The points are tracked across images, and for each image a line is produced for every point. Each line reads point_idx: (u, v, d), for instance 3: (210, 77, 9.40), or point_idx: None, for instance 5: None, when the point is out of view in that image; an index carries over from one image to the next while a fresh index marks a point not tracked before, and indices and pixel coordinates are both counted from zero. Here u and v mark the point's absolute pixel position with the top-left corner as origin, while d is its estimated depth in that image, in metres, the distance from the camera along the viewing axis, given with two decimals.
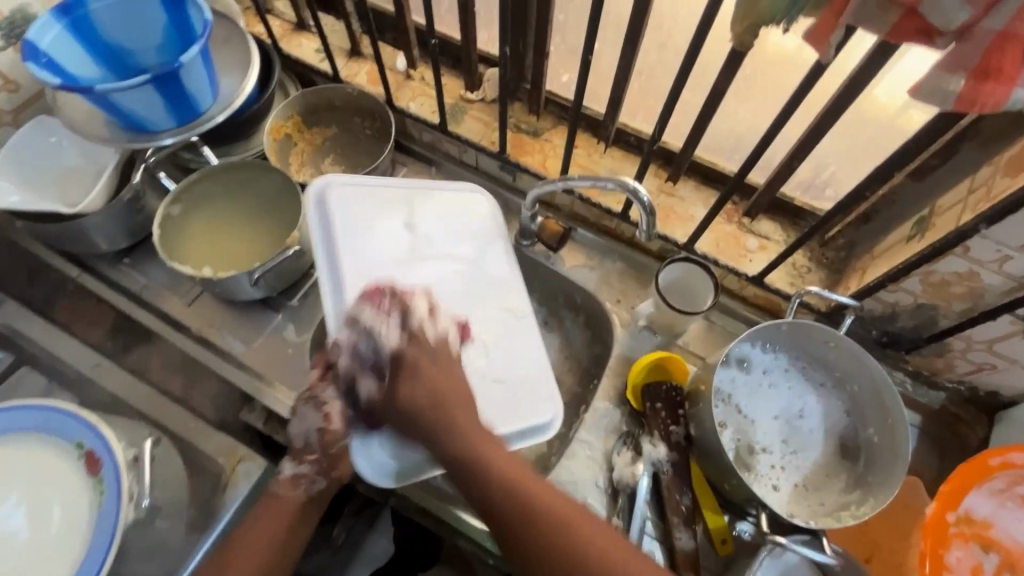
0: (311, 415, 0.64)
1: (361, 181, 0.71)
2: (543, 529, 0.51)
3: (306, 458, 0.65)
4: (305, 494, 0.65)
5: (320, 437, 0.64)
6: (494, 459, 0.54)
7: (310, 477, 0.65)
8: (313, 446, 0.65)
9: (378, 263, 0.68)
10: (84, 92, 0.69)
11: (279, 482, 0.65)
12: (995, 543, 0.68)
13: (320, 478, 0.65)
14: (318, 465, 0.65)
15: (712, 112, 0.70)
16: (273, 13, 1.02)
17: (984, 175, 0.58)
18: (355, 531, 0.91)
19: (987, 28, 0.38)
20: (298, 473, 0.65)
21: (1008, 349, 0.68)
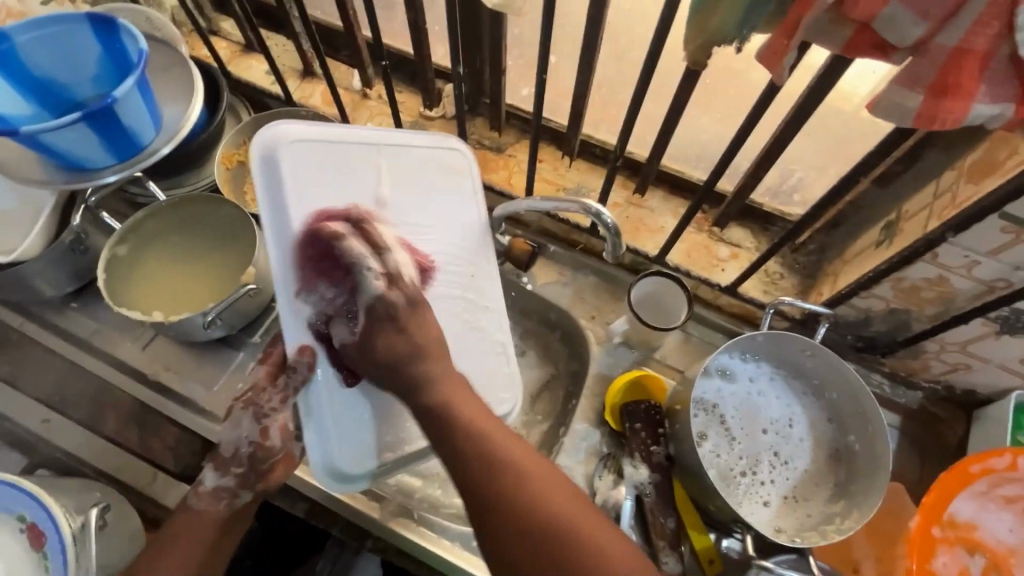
0: (247, 423, 0.59)
1: (317, 135, 0.56)
2: (516, 491, 0.44)
3: (231, 471, 0.60)
4: (228, 509, 0.60)
5: (252, 451, 0.60)
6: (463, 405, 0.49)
7: (233, 493, 0.60)
8: (241, 459, 0.60)
9: (331, 238, 0.55)
10: (11, 135, 0.64)
11: (197, 493, 0.60)
12: (980, 545, 0.68)
13: (244, 491, 0.61)
14: (244, 478, 0.60)
15: (674, 124, 0.68)
16: (219, 35, 0.98)
17: (948, 180, 0.57)
18: (341, 560, 0.80)
19: (942, 44, 0.36)
20: (221, 485, 0.60)
21: (982, 350, 0.67)
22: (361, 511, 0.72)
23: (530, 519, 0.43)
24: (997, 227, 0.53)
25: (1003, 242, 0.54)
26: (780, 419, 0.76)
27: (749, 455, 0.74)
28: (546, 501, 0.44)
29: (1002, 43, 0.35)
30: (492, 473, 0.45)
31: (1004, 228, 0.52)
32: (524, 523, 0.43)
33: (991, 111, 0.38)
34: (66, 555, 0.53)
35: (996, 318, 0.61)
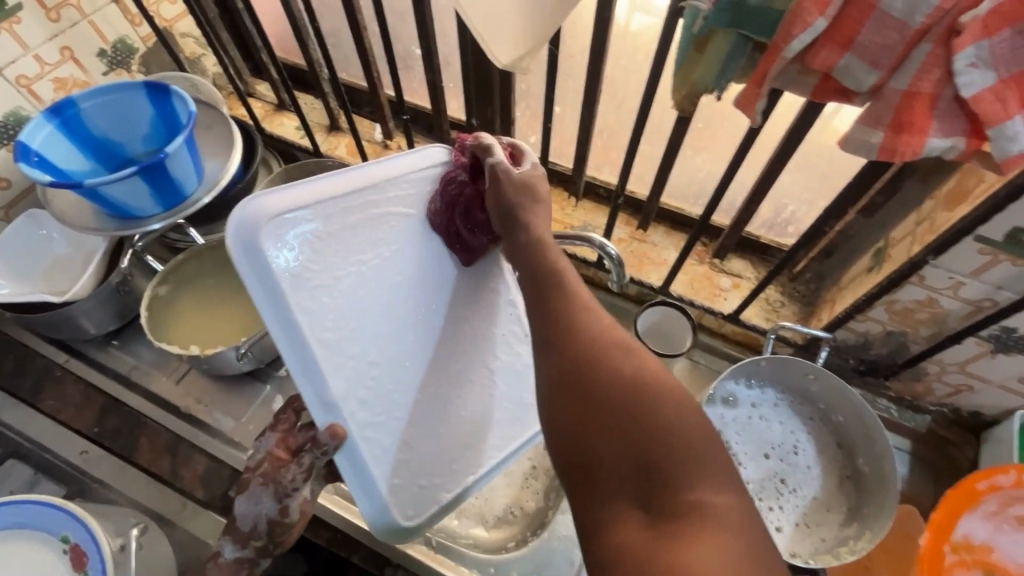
0: (266, 499, 0.52)
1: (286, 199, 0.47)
2: (586, 329, 0.43)
3: (250, 543, 0.54)
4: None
5: (272, 526, 0.53)
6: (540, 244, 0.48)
7: (253, 562, 0.56)
8: (260, 532, 0.54)
9: (373, 298, 0.52)
10: (73, 187, 0.71)
11: (218, 564, 0.56)
12: (999, 568, 0.68)
13: (266, 559, 0.56)
14: (263, 549, 0.55)
15: (670, 165, 0.75)
16: (255, 96, 1.08)
17: (928, 208, 0.62)
18: None
19: (893, 88, 0.42)
20: (240, 558, 0.56)
21: (980, 369, 0.70)
22: (381, 538, 0.74)
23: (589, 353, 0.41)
24: (975, 249, 0.56)
25: (983, 263, 0.57)
26: (786, 444, 0.78)
27: (759, 481, 0.75)
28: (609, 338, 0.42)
29: (945, 87, 0.41)
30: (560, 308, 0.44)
31: (981, 250, 0.56)
32: (583, 365, 0.41)
33: (945, 143, 0.43)
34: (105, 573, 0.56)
35: (989, 336, 0.64)
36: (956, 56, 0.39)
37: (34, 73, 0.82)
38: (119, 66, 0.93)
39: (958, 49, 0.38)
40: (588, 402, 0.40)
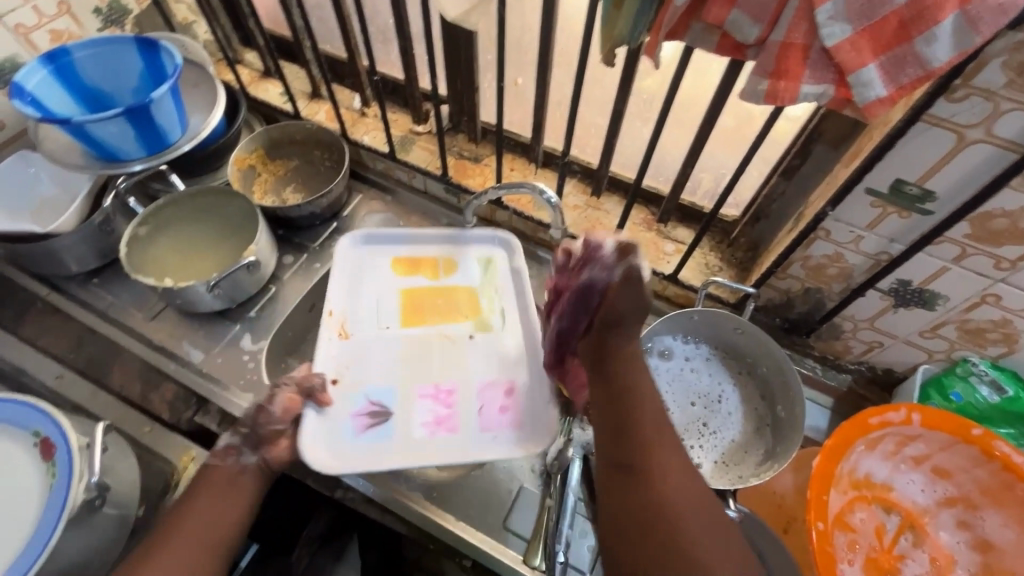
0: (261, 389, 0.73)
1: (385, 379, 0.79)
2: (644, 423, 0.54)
3: (239, 430, 0.70)
4: (235, 464, 0.67)
5: (256, 412, 0.71)
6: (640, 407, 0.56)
7: (240, 450, 0.68)
8: (247, 419, 0.71)
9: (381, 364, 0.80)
10: (62, 124, 0.77)
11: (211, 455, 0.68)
12: (895, 505, 0.75)
13: (249, 449, 0.69)
14: (248, 437, 0.69)
15: (616, 130, 0.81)
16: (243, 64, 1.14)
17: (835, 170, 0.69)
18: (320, 559, 0.94)
19: (774, 40, 0.49)
20: (228, 444, 0.68)
21: (887, 324, 0.77)
22: None
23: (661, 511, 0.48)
24: (867, 202, 0.64)
25: (876, 216, 0.65)
26: (712, 395, 0.85)
27: (685, 423, 0.82)
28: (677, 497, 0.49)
29: (813, 38, 0.48)
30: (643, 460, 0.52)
31: (872, 204, 0.63)
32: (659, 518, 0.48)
33: (816, 89, 0.50)
34: (71, 461, 0.61)
35: (889, 290, 0.71)
36: (817, 9, 0.46)
37: (32, 23, 0.88)
38: (113, 25, 0.99)
39: (819, 3, 0.45)
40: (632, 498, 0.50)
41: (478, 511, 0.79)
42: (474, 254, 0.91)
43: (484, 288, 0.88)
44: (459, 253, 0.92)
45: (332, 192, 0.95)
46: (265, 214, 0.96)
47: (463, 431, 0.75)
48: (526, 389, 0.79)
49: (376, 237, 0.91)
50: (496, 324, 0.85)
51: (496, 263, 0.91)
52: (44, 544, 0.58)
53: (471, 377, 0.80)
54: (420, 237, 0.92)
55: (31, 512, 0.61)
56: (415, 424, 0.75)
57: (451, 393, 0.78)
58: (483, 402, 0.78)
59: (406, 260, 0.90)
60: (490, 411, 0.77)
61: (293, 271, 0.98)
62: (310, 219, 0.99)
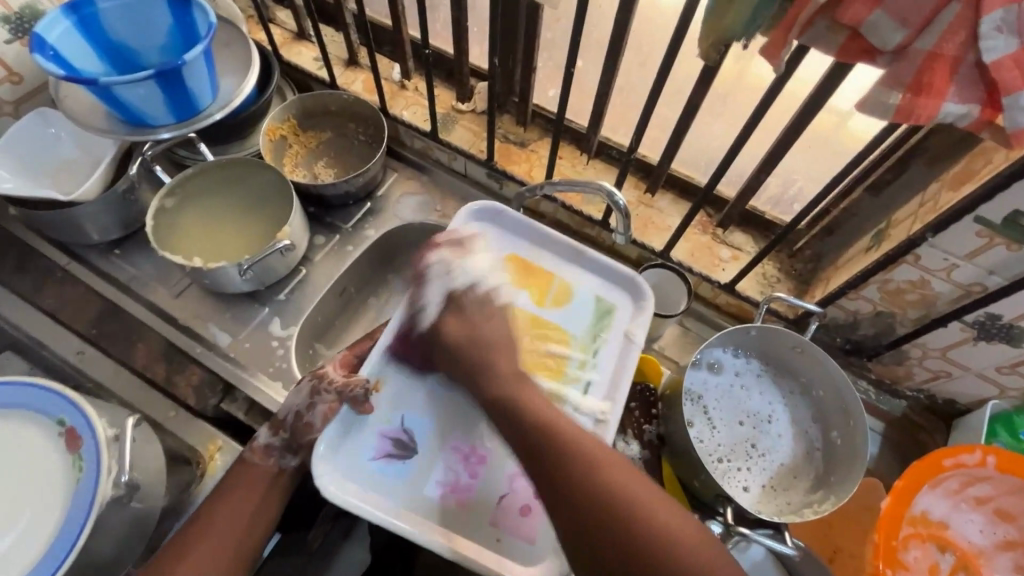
0: (305, 393, 0.69)
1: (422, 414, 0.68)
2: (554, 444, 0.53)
3: (280, 433, 0.69)
4: (275, 466, 0.68)
5: (297, 421, 0.68)
6: (535, 415, 0.55)
7: (281, 452, 0.69)
8: (288, 426, 0.69)
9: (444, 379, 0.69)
10: (87, 84, 0.70)
11: (252, 450, 0.69)
12: (951, 544, 0.71)
13: (290, 454, 0.69)
14: (288, 442, 0.69)
15: (686, 127, 0.75)
16: (275, 23, 1.06)
17: (932, 190, 0.63)
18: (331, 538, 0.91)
19: (919, 47, 0.42)
20: (271, 443, 0.69)
21: (960, 356, 0.72)
22: None
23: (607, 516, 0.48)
24: (972, 231, 0.58)
25: (979, 246, 0.59)
26: (762, 415, 0.81)
27: (731, 444, 0.78)
28: (615, 479, 0.50)
29: (968, 50, 0.41)
30: (571, 478, 0.50)
31: (978, 233, 0.58)
32: (614, 526, 0.48)
33: (960, 109, 0.44)
34: (99, 456, 0.58)
35: (973, 322, 0.66)
36: (983, 18, 0.39)
37: None
38: None
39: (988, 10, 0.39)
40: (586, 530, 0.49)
41: None
42: (595, 291, 0.73)
43: (586, 343, 0.70)
44: (575, 280, 0.74)
45: (370, 172, 0.89)
46: (296, 190, 0.90)
47: (470, 516, 0.64)
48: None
49: (500, 218, 0.76)
50: (574, 402, 0.66)
51: (614, 317, 0.72)
52: (72, 542, 0.56)
53: (506, 460, 0.67)
54: (545, 242, 0.75)
55: (56, 505, 0.59)
56: (429, 480, 0.65)
57: (481, 463, 0.67)
58: (503, 491, 0.66)
59: (522, 261, 0.74)
60: (506, 509, 0.65)
61: (324, 253, 0.92)
62: (343, 199, 0.93)
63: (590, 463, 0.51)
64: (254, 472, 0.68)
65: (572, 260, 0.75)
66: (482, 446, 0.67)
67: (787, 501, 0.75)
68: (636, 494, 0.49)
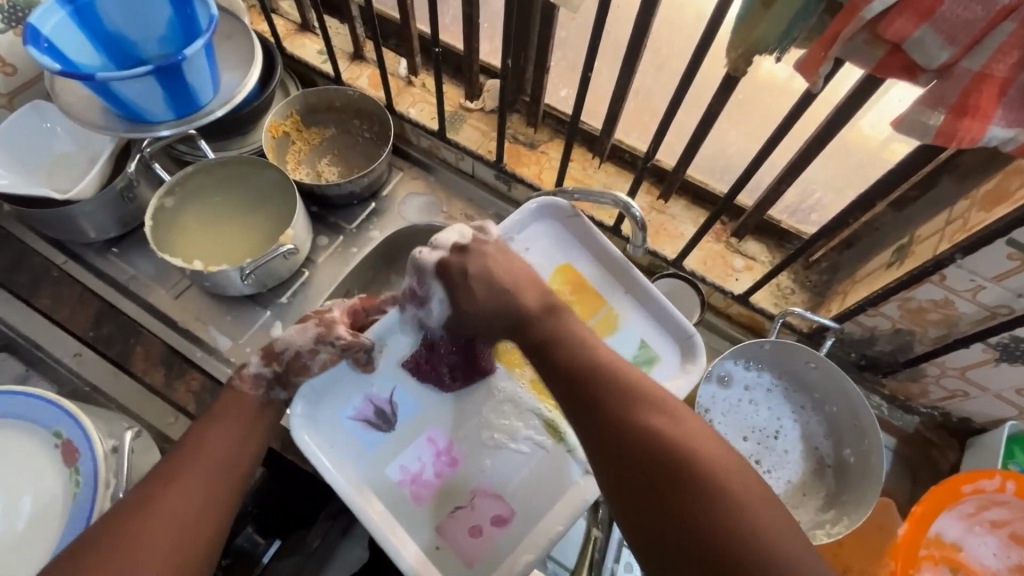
0: (308, 330, 0.62)
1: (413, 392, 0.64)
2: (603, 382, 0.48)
3: (273, 365, 0.61)
4: (264, 398, 0.59)
5: (297, 355, 0.61)
6: (568, 339, 0.53)
7: (270, 385, 0.60)
8: (286, 359, 0.61)
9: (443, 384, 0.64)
10: (83, 79, 0.67)
11: (239, 376, 0.60)
12: (964, 567, 0.70)
13: (279, 387, 0.60)
14: (279, 376, 0.61)
15: (705, 134, 0.72)
16: (278, 13, 1.03)
17: (961, 208, 0.61)
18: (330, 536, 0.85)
19: (965, 68, 0.40)
20: (261, 374, 0.60)
21: (980, 376, 0.70)
22: None
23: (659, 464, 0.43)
24: (1004, 253, 0.56)
25: (1009, 269, 0.57)
26: (769, 429, 0.79)
27: None
28: (650, 418, 0.45)
29: (1020, 72, 0.39)
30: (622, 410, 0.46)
31: (1009, 256, 0.56)
32: (647, 456, 0.43)
33: (1005, 134, 0.41)
34: (96, 470, 0.57)
35: (996, 344, 0.65)
36: None
37: None
38: None
39: None
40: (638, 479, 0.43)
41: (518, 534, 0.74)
42: (641, 336, 0.67)
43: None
44: (625, 314, 0.68)
45: (375, 173, 0.86)
46: (300, 190, 0.87)
47: (424, 510, 0.59)
48: (519, 540, 0.58)
49: (575, 228, 0.70)
50: (571, 444, 0.62)
51: (654, 367, 0.66)
52: None
53: (480, 474, 0.61)
54: (608, 266, 0.69)
55: (53, 517, 0.57)
56: (396, 461, 0.61)
57: (454, 463, 0.62)
58: (465, 505, 0.60)
59: (578, 278, 0.69)
60: (460, 530, 0.59)
61: (327, 254, 0.90)
62: (347, 199, 0.91)
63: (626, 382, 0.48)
64: (237, 403, 0.58)
65: (630, 289, 0.68)
66: (460, 448, 0.62)
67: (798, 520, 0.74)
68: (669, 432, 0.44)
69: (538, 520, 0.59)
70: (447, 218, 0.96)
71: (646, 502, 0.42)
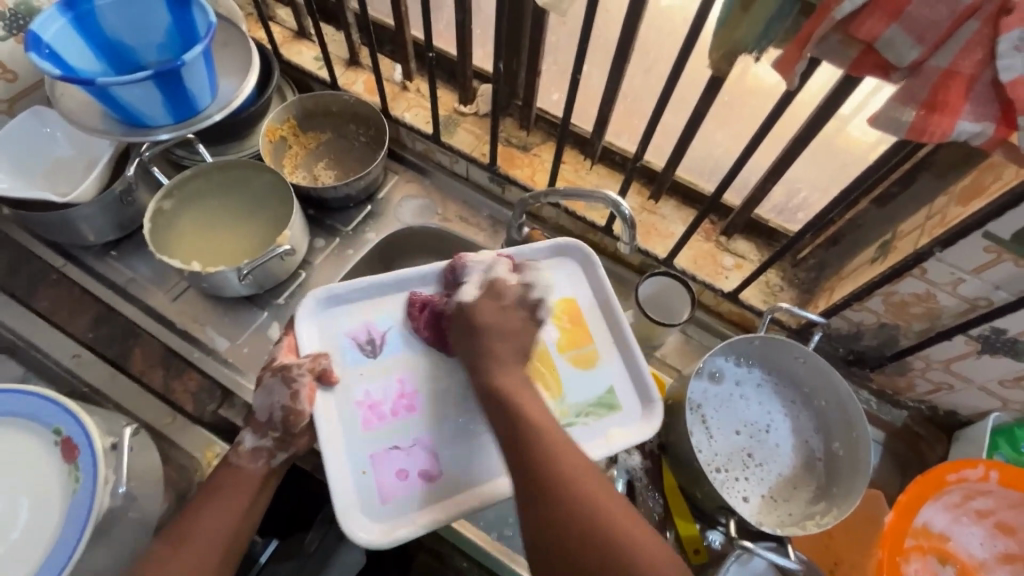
0: (278, 390, 0.62)
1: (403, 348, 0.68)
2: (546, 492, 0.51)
3: (269, 433, 0.63)
4: (265, 468, 0.63)
5: (286, 415, 0.62)
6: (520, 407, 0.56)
7: (271, 453, 0.63)
8: (276, 423, 0.63)
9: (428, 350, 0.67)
10: (84, 84, 0.69)
11: (237, 453, 0.63)
12: (952, 557, 0.71)
13: (280, 452, 0.64)
14: (281, 441, 0.63)
15: (692, 135, 0.74)
16: (275, 21, 1.05)
17: (940, 203, 0.62)
18: (329, 540, 0.87)
19: (934, 65, 0.42)
20: (260, 446, 0.63)
21: (964, 368, 0.72)
22: None
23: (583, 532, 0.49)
24: (981, 246, 0.58)
25: (986, 261, 0.59)
26: (760, 424, 0.80)
27: (730, 454, 0.78)
28: (578, 482, 0.52)
29: (986, 68, 0.41)
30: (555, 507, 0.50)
31: (986, 248, 0.58)
32: (571, 530, 0.49)
33: (974, 128, 0.43)
34: (96, 466, 0.57)
35: (978, 336, 0.66)
36: (1001, 37, 0.39)
37: None
38: None
39: (1007, 29, 0.38)
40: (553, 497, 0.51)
41: (514, 529, 0.77)
42: (612, 381, 0.68)
43: (569, 410, 0.66)
44: (606, 359, 0.69)
45: (370, 176, 0.88)
46: (296, 192, 0.88)
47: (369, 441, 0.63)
48: (433, 501, 0.61)
49: (581, 264, 0.74)
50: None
51: (614, 414, 0.67)
52: (68, 555, 0.55)
53: (429, 426, 0.64)
54: (600, 304, 0.72)
55: (52, 514, 0.58)
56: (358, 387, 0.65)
57: (411, 409, 0.65)
58: (403, 449, 0.63)
59: (576, 310, 0.72)
60: (388, 469, 0.62)
61: (324, 256, 0.92)
62: (343, 202, 0.92)
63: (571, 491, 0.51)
64: (240, 475, 0.62)
65: (619, 338, 0.70)
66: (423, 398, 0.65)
67: (790, 512, 0.75)
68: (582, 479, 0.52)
69: (457, 492, 0.62)
70: (442, 221, 0.97)
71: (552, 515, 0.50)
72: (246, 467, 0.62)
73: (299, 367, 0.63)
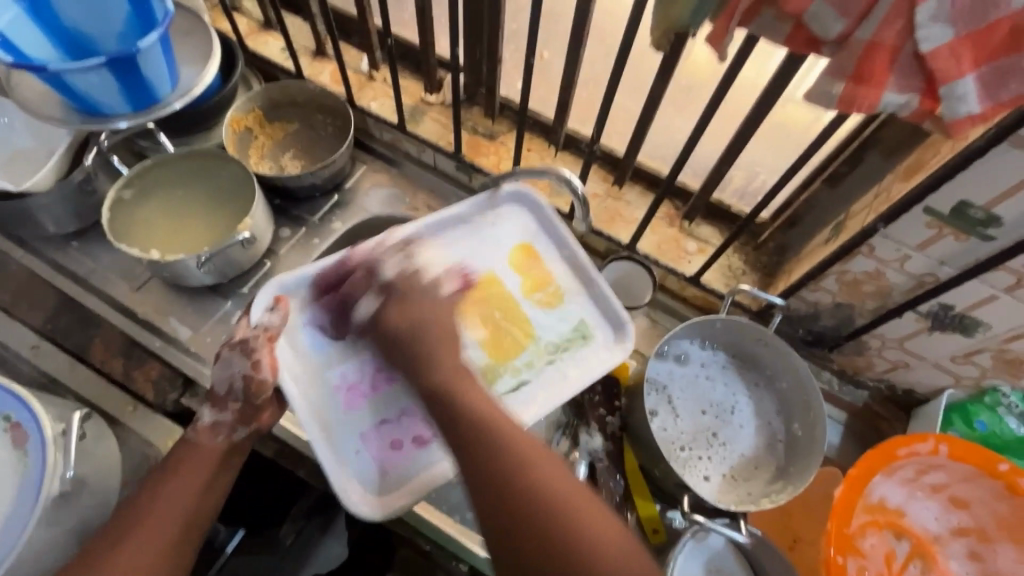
0: (238, 361, 0.61)
1: None
2: (502, 483, 0.48)
3: (229, 406, 0.61)
4: (226, 442, 0.61)
5: (246, 385, 0.61)
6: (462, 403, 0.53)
7: (232, 427, 0.61)
8: (237, 394, 0.62)
9: None
10: (37, 71, 0.68)
11: (196, 430, 0.61)
12: (906, 531, 0.72)
13: (241, 427, 0.62)
14: (240, 412, 0.62)
15: (649, 118, 0.75)
16: (241, 12, 1.05)
17: (887, 181, 0.63)
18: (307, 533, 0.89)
19: (859, 38, 0.43)
20: (218, 420, 0.61)
21: (918, 345, 0.73)
22: None
23: (541, 532, 0.46)
24: (923, 221, 0.59)
25: (929, 237, 0.60)
26: (724, 405, 0.81)
27: (692, 433, 0.79)
28: (534, 472, 0.49)
29: (906, 40, 0.42)
30: (521, 494, 0.48)
31: (929, 223, 0.59)
32: (529, 533, 0.47)
33: (899, 99, 0.44)
34: (46, 449, 0.58)
35: (927, 312, 0.68)
36: (919, 6, 0.40)
37: None
38: None
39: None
40: (506, 497, 0.48)
41: (477, 514, 0.78)
42: (580, 315, 0.70)
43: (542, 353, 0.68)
44: (571, 295, 0.71)
45: (334, 164, 0.87)
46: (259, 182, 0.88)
47: (354, 417, 0.65)
48: (432, 461, 0.64)
49: (529, 209, 0.73)
50: (504, 388, 0.66)
51: (587, 345, 0.69)
52: (16, 539, 0.56)
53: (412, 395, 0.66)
54: (557, 245, 0.72)
55: (0, 500, 0.58)
56: (334, 369, 0.66)
57: (389, 382, 0.66)
58: (391, 421, 0.65)
59: (535, 254, 0.72)
60: (381, 441, 0.64)
61: (289, 246, 0.91)
62: (308, 191, 0.92)
63: (545, 505, 0.47)
64: (199, 448, 0.60)
65: (580, 273, 0.71)
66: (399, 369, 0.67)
67: (752, 490, 0.75)
68: (529, 459, 0.50)
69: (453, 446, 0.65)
70: (409, 210, 0.96)
71: (503, 516, 0.48)
72: (204, 440, 0.60)
73: (255, 337, 0.62)
